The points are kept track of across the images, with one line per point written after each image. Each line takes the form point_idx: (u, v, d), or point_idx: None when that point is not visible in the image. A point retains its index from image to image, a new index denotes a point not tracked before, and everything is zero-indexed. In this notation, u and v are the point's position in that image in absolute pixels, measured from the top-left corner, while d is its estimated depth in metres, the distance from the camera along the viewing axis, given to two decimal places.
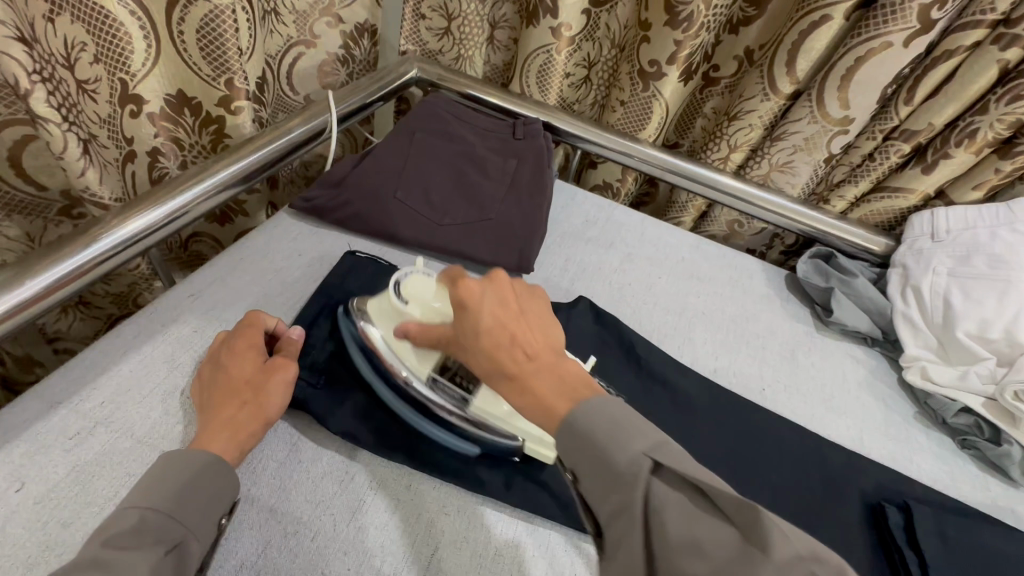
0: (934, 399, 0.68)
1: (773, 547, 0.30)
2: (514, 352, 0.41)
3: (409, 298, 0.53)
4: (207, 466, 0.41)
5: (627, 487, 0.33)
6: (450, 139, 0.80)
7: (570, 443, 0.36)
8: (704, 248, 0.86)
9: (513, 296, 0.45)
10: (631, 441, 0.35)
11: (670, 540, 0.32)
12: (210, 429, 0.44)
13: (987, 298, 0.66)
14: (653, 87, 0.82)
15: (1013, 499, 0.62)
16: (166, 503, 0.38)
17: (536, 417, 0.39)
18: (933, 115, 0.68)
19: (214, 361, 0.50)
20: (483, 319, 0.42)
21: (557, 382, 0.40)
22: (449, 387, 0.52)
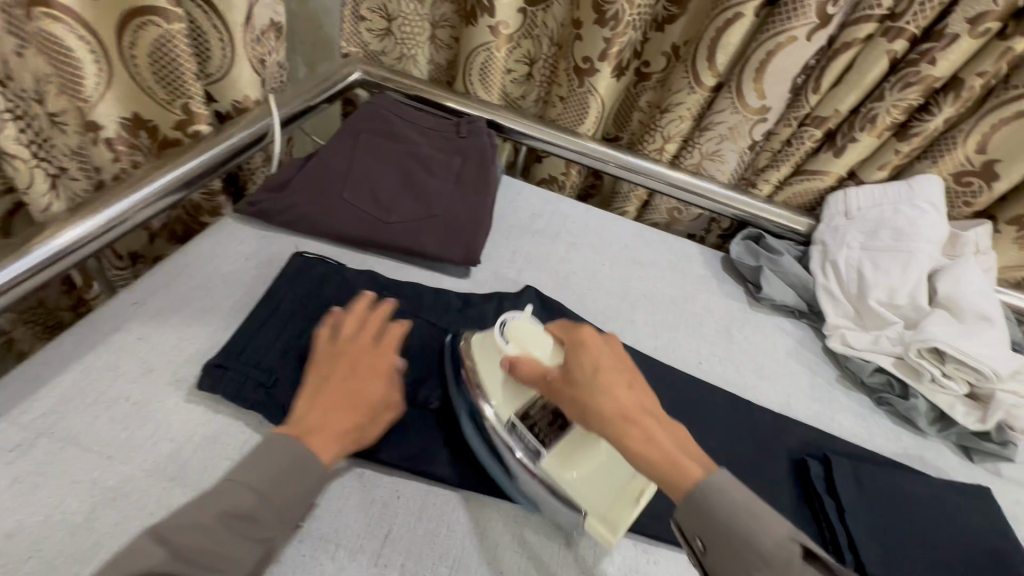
0: (851, 362, 0.74)
1: None
2: (639, 421, 0.42)
3: (511, 340, 0.54)
4: (320, 471, 0.45)
5: (779, 571, 0.37)
6: (395, 139, 0.82)
7: (703, 519, 0.39)
8: (646, 235, 0.90)
9: (621, 356, 0.49)
10: (769, 524, 0.38)
11: None
12: (316, 432, 0.46)
13: (892, 268, 0.73)
14: (589, 83, 0.86)
15: (922, 446, 0.69)
16: (272, 494, 0.42)
17: (655, 468, 0.41)
18: (838, 103, 0.74)
19: (359, 366, 0.51)
20: (614, 397, 0.44)
21: (679, 444, 0.42)
22: (525, 437, 0.51)
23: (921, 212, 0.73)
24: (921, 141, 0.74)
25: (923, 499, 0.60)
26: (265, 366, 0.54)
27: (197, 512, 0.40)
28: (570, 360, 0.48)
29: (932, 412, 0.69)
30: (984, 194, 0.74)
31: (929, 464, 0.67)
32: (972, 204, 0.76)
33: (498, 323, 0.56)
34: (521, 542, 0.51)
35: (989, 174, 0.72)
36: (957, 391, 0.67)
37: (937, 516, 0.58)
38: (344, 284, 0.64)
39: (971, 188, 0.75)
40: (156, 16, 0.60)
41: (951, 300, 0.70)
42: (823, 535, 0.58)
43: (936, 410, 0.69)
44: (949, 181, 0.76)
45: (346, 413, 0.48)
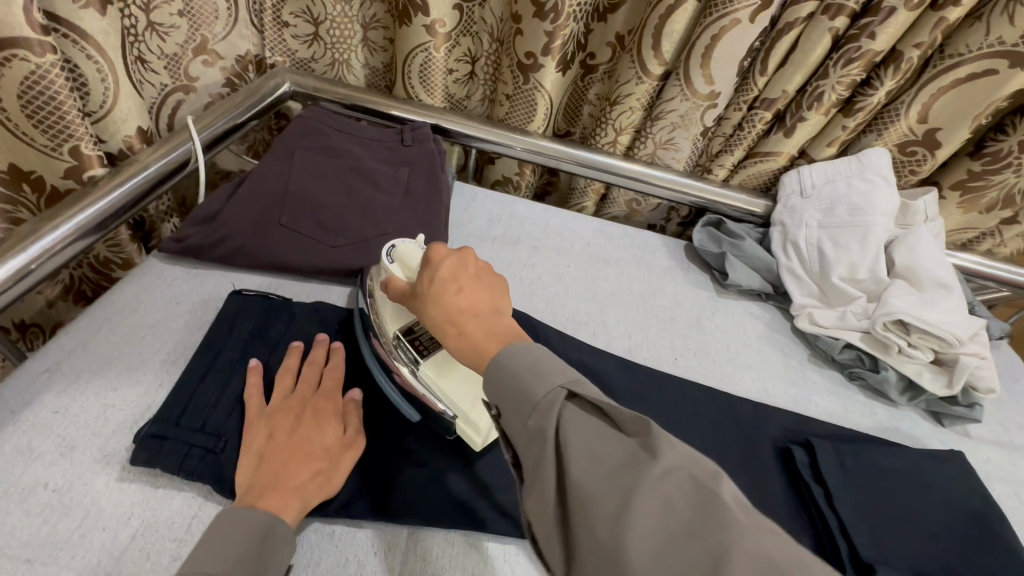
0: (821, 340, 0.74)
1: (664, 452, 0.32)
2: (451, 300, 0.42)
3: (395, 259, 0.54)
4: (286, 541, 0.41)
5: (547, 413, 0.34)
6: (335, 154, 0.76)
7: (492, 381, 0.37)
8: (607, 230, 0.88)
9: (478, 266, 0.45)
10: (548, 375, 0.36)
11: (574, 458, 0.33)
12: (278, 488, 0.43)
13: (851, 243, 0.74)
14: (534, 79, 0.82)
15: (895, 417, 0.70)
16: (235, 571, 0.38)
17: (468, 358, 0.40)
18: (784, 83, 0.74)
19: (302, 415, 0.49)
20: (438, 271, 0.44)
21: (499, 333, 0.40)
22: (405, 348, 0.53)
23: (874, 184, 0.74)
24: (866, 116, 0.74)
25: (907, 473, 0.60)
26: (209, 426, 0.48)
27: None
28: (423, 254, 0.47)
29: (902, 381, 0.70)
30: (928, 162, 0.76)
31: (904, 433, 0.68)
32: (919, 172, 0.78)
33: (391, 242, 0.56)
34: None
35: (932, 142, 0.74)
36: (924, 360, 0.68)
37: (920, 488, 0.59)
38: (293, 322, 0.59)
39: (916, 156, 0.77)
40: (19, 50, 0.52)
41: (910, 270, 0.71)
42: (815, 524, 0.57)
43: (904, 379, 0.70)
44: (895, 151, 0.78)
45: (319, 468, 0.46)
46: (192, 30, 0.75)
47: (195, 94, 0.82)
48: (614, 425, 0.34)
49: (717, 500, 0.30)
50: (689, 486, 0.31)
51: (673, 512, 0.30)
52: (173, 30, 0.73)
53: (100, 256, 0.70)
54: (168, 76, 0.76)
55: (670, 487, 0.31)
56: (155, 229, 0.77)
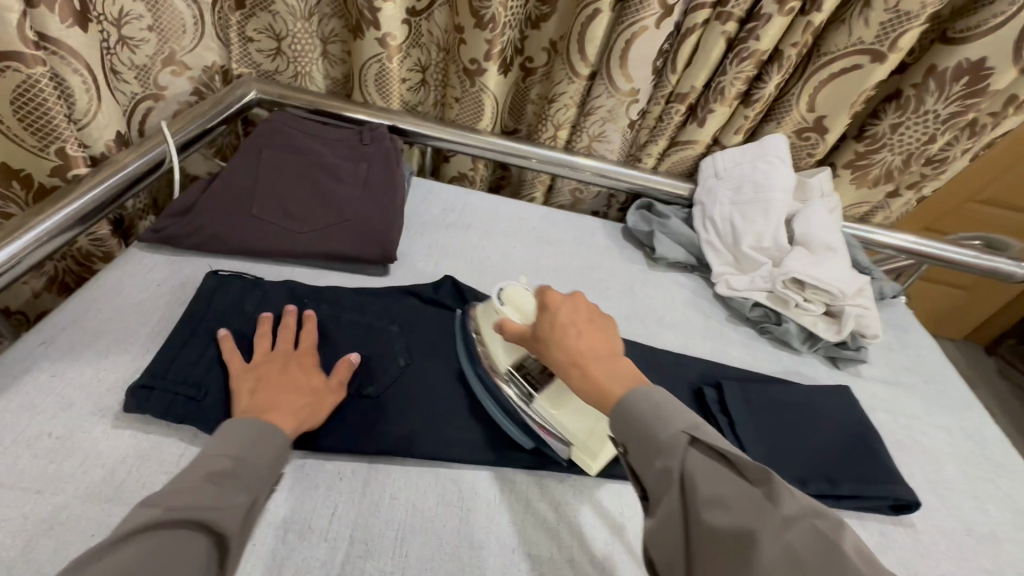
0: (735, 302, 0.85)
1: (785, 503, 0.40)
2: (577, 344, 0.54)
3: (507, 302, 0.64)
4: (281, 442, 0.50)
5: (674, 456, 0.44)
6: (299, 153, 0.84)
7: (621, 421, 0.48)
8: (551, 216, 0.98)
9: (588, 308, 0.59)
10: (671, 422, 0.46)
11: (699, 497, 0.42)
12: (279, 410, 0.53)
13: (756, 216, 0.85)
14: (479, 82, 0.92)
15: (799, 363, 0.81)
16: (240, 457, 0.47)
17: (594, 397, 0.51)
18: (692, 79, 0.85)
19: (291, 367, 0.58)
20: (559, 316, 0.57)
21: (619, 375, 0.52)
22: (521, 382, 0.62)
23: (772, 165, 0.86)
24: (763, 106, 0.86)
25: (799, 403, 0.71)
26: (193, 381, 0.56)
27: (185, 476, 0.43)
28: (541, 300, 0.60)
29: (803, 332, 0.81)
30: (821, 145, 0.88)
31: (804, 375, 0.79)
32: (814, 154, 0.90)
33: (496, 286, 0.67)
34: (460, 497, 0.58)
35: (821, 128, 0.86)
36: (817, 312, 0.79)
37: (809, 415, 0.70)
38: (265, 296, 0.66)
39: (810, 141, 0.89)
40: (13, 62, 0.59)
41: (805, 237, 0.83)
42: None
43: (805, 330, 0.81)
44: (793, 137, 0.89)
45: (308, 401, 0.56)
46: (160, 43, 0.81)
47: (164, 102, 0.87)
48: (732, 468, 0.43)
49: (835, 546, 0.38)
50: (814, 536, 0.38)
51: (797, 556, 0.37)
52: (142, 43, 0.79)
53: (82, 250, 0.77)
54: (139, 85, 0.82)
55: (790, 531, 0.39)
56: (132, 226, 0.84)
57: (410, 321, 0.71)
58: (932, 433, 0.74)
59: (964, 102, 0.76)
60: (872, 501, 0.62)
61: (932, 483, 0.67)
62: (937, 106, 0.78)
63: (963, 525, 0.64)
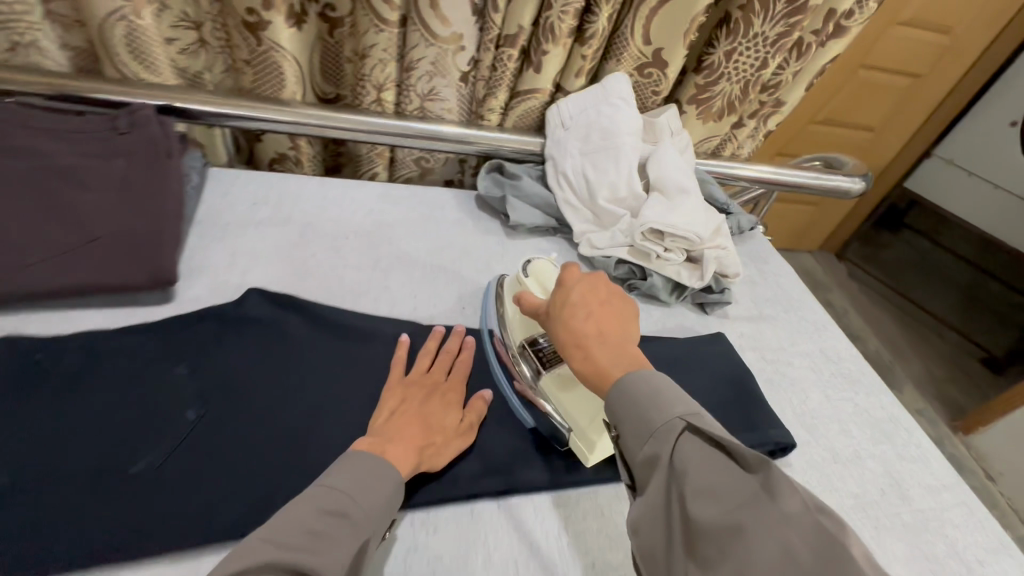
0: (599, 261, 0.79)
1: (783, 497, 0.35)
2: (581, 326, 0.49)
3: (531, 276, 0.65)
4: (396, 482, 0.46)
5: (664, 442, 0.40)
6: (18, 154, 0.62)
7: (615, 401, 0.43)
8: (392, 194, 0.85)
9: (607, 288, 0.53)
10: (669, 406, 0.41)
11: (689, 488, 0.37)
12: (399, 444, 0.50)
13: (608, 165, 0.78)
14: (266, 39, 0.74)
15: (669, 316, 0.77)
16: (356, 493, 0.43)
17: (590, 376, 0.47)
18: (519, 18, 0.74)
19: (450, 388, 0.59)
20: (571, 296, 0.51)
21: (620, 358, 0.46)
22: (530, 356, 0.60)
23: (618, 108, 0.79)
24: (599, 42, 0.78)
25: (673, 360, 0.67)
26: None
27: (299, 509, 0.40)
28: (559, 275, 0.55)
29: (669, 284, 0.78)
30: (664, 81, 0.82)
31: (676, 327, 0.76)
32: (659, 92, 0.84)
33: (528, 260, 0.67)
34: None
35: (660, 61, 0.80)
36: (679, 260, 0.75)
37: (682, 371, 0.66)
38: None
39: (653, 77, 0.82)
40: None
41: (658, 182, 0.77)
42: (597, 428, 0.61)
43: (671, 281, 0.77)
44: (636, 75, 0.83)
45: (429, 440, 0.52)
46: None
47: None
48: (731, 459, 0.38)
49: (838, 549, 0.33)
50: (815, 534, 0.34)
51: (795, 559, 0.33)
52: None
53: None
54: None
55: (792, 530, 0.34)
56: None
57: (201, 355, 0.55)
58: (796, 363, 0.75)
59: (788, 21, 0.73)
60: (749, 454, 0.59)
61: (798, 414, 0.68)
62: (763, 28, 0.74)
63: (829, 451, 0.64)
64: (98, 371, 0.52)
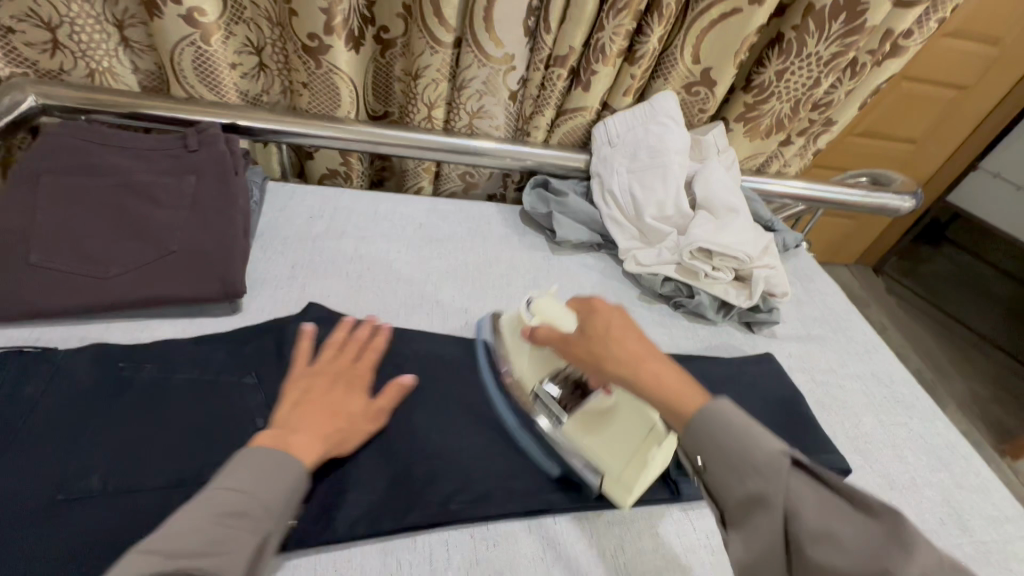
0: (645, 278, 0.80)
1: (918, 548, 0.34)
2: (624, 343, 0.49)
3: (535, 314, 0.64)
4: (299, 473, 0.45)
5: (770, 479, 0.38)
6: (97, 172, 0.65)
7: (707, 437, 0.41)
8: (440, 208, 0.87)
9: (622, 314, 0.54)
10: (768, 442, 0.40)
11: (806, 530, 0.36)
12: (305, 433, 0.48)
13: (655, 184, 0.79)
14: (325, 61, 0.77)
15: (716, 334, 0.77)
16: (253, 491, 0.42)
17: (664, 404, 0.45)
18: (570, 39, 0.75)
19: (354, 376, 0.56)
20: (606, 319, 0.52)
21: (677, 374, 0.46)
22: (551, 403, 0.60)
23: (665, 126, 0.79)
24: (648, 62, 0.79)
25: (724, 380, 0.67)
26: None
27: (192, 515, 0.39)
28: (584, 302, 0.55)
29: (715, 302, 0.78)
30: (710, 100, 0.83)
31: (723, 346, 0.76)
32: (706, 110, 0.84)
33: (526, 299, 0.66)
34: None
35: (709, 81, 0.80)
36: (727, 279, 0.75)
37: (733, 391, 0.66)
38: (58, 374, 0.51)
39: (700, 96, 0.83)
40: None
41: (706, 201, 0.78)
42: None
43: (717, 299, 0.77)
44: (682, 93, 0.83)
45: (337, 427, 0.51)
46: None
47: None
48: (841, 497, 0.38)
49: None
50: None
51: None
52: None
53: None
54: None
55: None
56: None
57: (269, 368, 0.58)
58: (847, 385, 0.74)
59: (843, 41, 0.73)
60: None
61: (851, 439, 0.67)
62: (817, 48, 0.74)
63: (885, 477, 0.63)
64: (175, 382, 0.54)
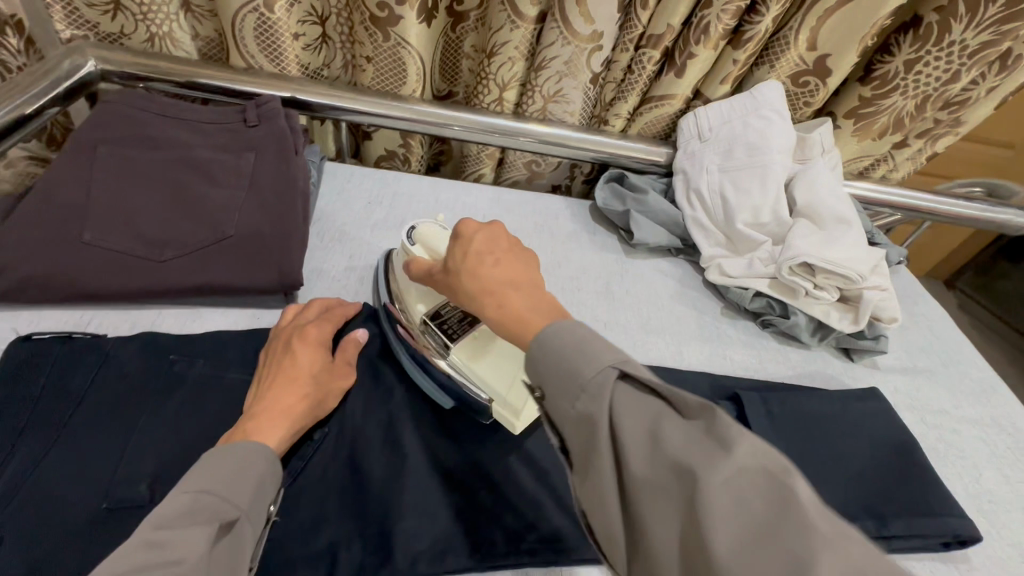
0: (731, 291, 0.71)
1: (737, 445, 0.29)
2: (492, 272, 0.40)
3: (415, 242, 0.53)
4: (266, 458, 0.41)
5: (598, 398, 0.32)
6: (154, 145, 0.61)
7: (535, 364, 0.35)
8: (504, 199, 0.80)
9: (513, 239, 0.43)
10: (597, 356, 0.33)
11: (636, 454, 0.31)
12: (263, 416, 0.44)
13: (752, 185, 0.70)
14: (395, 34, 0.71)
15: (809, 360, 0.69)
16: (212, 485, 0.37)
17: (502, 324, 0.38)
18: (669, 17, 0.67)
19: (325, 341, 0.52)
20: (472, 240, 0.42)
21: (543, 309, 0.38)
22: (435, 333, 0.52)
23: (769, 121, 0.70)
24: (755, 46, 0.69)
25: (829, 417, 0.58)
26: None
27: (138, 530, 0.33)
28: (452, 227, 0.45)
29: (811, 324, 0.68)
30: (821, 92, 0.73)
31: (818, 375, 0.67)
32: (812, 104, 0.74)
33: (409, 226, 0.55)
34: None
35: (823, 70, 0.70)
36: (830, 299, 0.66)
37: (839, 431, 0.57)
38: (106, 363, 0.47)
39: (809, 87, 0.73)
40: None
41: (811, 208, 0.68)
42: None
43: (814, 321, 0.68)
44: (789, 84, 0.73)
45: (302, 398, 0.47)
46: None
47: None
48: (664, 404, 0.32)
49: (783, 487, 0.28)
50: (772, 492, 0.28)
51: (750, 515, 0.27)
52: None
53: None
54: None
55: (747, 486, 0.28)
56: None
57: None
58: (964, 431, 0.64)
59: (998, 29, 0.62)
60: (923, 539, 0.51)
61: (972, 497, 0.57)
62: (964, 35, 0.63)
63: (1017, 548, 0.54)
64: (228, 381, 0.49)
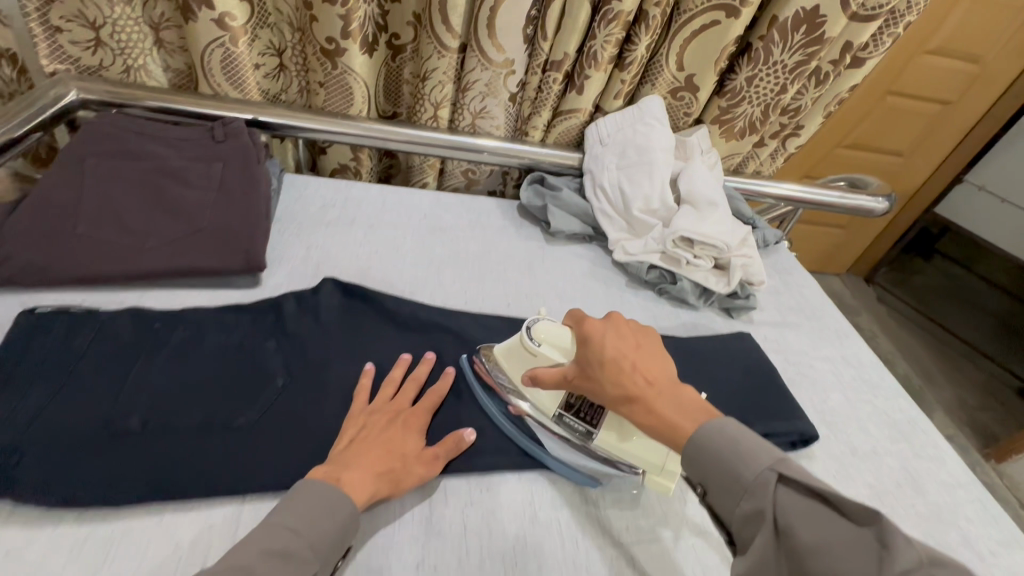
0: (631, 267, 0.86)
1: (899, 553, 0.35)
2: (640, 381, 0.51)
3: (541, 340, 0.60)
4: (351, 513, 0.46)
5: (757, 495, 0.41)
6: (134, 157, 0.72)
7: (697, 459, 0.45)
8: (444, 201, 0.94)
9: (629, 333, 0.55)
10: (754, 459, 0.42)
11: (801, 548, 0.38)
12: (357, 468, 0.50)
13: (642, 179, 0.85)
14: (341, 64, 0.84)
15: (697, 318, 0.83)
16: (298, 525, 0.44)
17: (662, 434, 0.48)
18: (564, 47, 0.83)
19: (419, 414, 0.59)
20: (607, 351, 0.53)
21: (686, 408, 0.49)
22: (573, 423, 0.60)
23: (651, 127, 0.86)
24: (637, 68, 0.86)
25: (702, 355, 0.73)
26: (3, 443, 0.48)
27: (240, 552, 0.41)
28: (580, 330, 0.56)
29: (697, 288, 0.84)
30: (695, 104, 0.89)
31: (702, 329, 0.82)
32: (690, 113, 0.91)
33: (527, 322, 0.62)
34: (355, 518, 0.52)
35: (693, 86, 0.87)
36: (707, 267, 0.82)
37: (709, 366, 0.72)
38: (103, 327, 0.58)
39: (685, 100, 0.90)
40: None
41: (691, 195, 0.83)
42: None
43: (699, 286, 0.84)
44: (669, 98, 0.90)
45: (383, 471, 0.51)
46: None
47: None
48: (830, 507, 0.39)
49: None
50: None
51: None
52: None
53: None
54: None
55: None
56: None
57: (286, 331, 0.64)
58: (818, 366, 0.79)
59: (805, 50, 0.80)
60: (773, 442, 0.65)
61: (818, 411, 0.72)
62: (782, 56, 0.82)
63: (847, 445, 0.69)
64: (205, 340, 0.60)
